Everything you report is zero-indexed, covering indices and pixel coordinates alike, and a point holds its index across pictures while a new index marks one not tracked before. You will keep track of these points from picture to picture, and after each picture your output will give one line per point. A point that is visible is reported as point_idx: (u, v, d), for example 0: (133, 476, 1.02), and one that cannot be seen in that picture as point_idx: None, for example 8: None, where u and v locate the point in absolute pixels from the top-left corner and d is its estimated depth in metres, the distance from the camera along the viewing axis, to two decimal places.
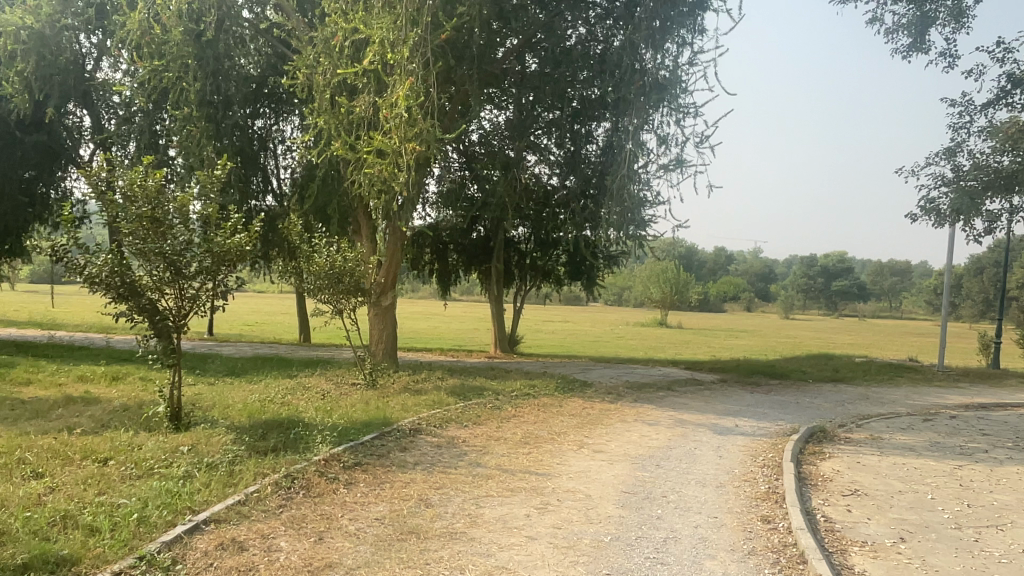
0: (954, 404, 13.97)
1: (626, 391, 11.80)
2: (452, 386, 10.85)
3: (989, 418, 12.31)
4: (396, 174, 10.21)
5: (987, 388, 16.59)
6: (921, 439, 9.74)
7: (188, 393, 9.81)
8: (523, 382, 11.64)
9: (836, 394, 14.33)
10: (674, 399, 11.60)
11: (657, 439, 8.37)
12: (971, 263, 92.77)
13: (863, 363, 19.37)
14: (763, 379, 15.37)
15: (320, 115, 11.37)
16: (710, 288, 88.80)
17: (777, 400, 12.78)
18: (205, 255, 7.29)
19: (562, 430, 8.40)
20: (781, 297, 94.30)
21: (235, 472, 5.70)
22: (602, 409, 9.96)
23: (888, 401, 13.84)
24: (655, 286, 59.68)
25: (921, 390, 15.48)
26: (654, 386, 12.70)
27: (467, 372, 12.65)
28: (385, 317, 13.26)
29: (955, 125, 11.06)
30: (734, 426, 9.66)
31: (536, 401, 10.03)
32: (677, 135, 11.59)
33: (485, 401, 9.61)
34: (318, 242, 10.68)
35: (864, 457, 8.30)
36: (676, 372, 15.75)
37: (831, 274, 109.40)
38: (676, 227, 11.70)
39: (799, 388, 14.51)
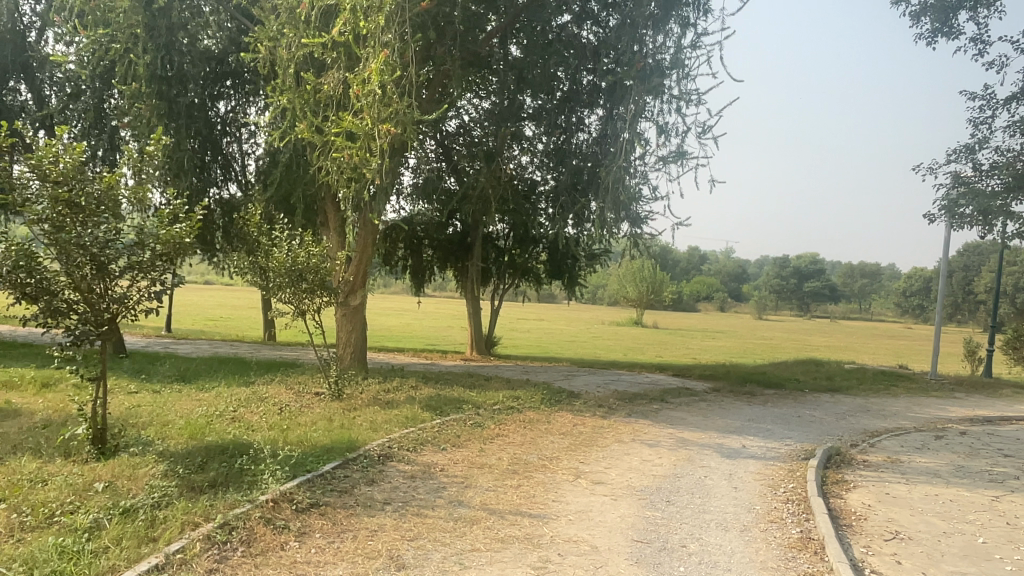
0: (958, 417, 13.20)
1: (617, 404, 10.82)
2: (427, 397, 9.77)
3: (1001, 434, 11.53)
4: (368, 160, 9.11)
5: (984, 398, 15.90)
6: (943, 462, 8.86)
7: (126, 406, 8.62)
8: (505, 393, 10.60)
9: (835, 405, 13.49)
10: (670, 413, 10.63)
11: (662, 466, 7.38)
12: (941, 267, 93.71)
13: (854, 371, 18.65)
14: (757, 388, 14.52)
15: (284, 94, 10.22)
16: (684, 288, 88.68)
17: (778, 413, 11.89)
18: (139, 247, 6.22)
19: (554, 455, 7.38)
20: (754, 297, 94.60)
21: (157, 521, 4.58)
22: (594, 426, 8.96)
23: (890, 415, 13.02)
24: (631, 285, 59.10)
25: (920, 402, 14.73)
26: (646, 398, 11.74)
27: (443, 380, 11.57)
28: (353, 318, 12.13)
29: (976, 120, 10.19)
30: (741, 447, 8.71)
31: (521, 417, 9.00)
32: (678, 125, 10.62)
33: (463, 417, 8.56)
34: (279, 234, 9.51)
35: (892, 486, 7.38)
36: (666, 380, 14.82)
37: (804, 275, 109.95)
38: (675, 225, 10.72)
39: (796, 399, 13.66)
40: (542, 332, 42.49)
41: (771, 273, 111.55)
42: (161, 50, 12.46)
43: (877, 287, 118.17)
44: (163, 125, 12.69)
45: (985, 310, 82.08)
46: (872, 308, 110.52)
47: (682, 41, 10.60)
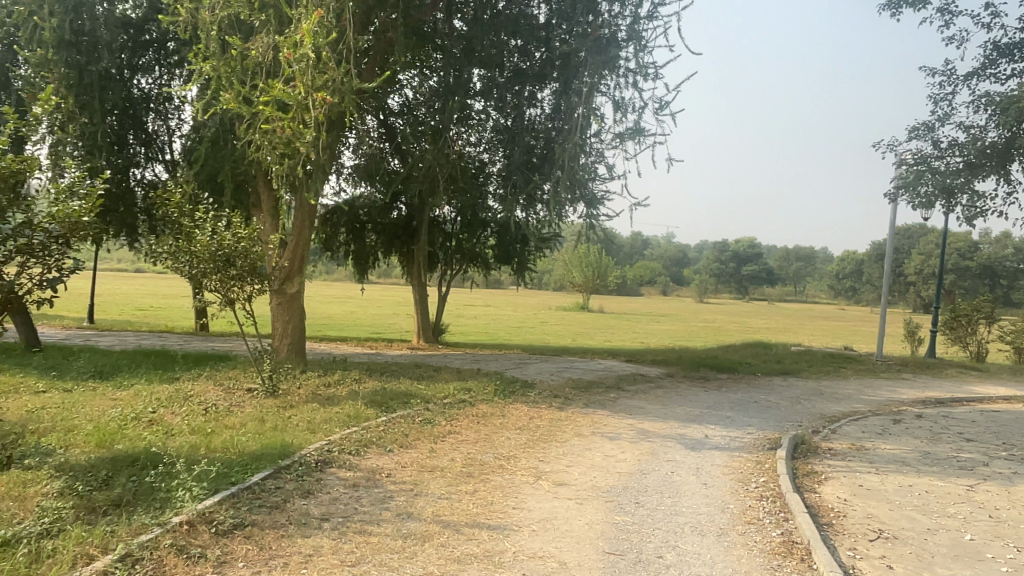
0: (909, 399, 13.15)
1: (573, 394, 10.28)
2: (370, 392, 9.03)
3: (955, 416, 11.45)
4: (301, 133, 8.29)
5: (930, 379, 15.99)
6: (908, 448, 8.60)
7: (28, 409, 7.66)
8: (455, 384, 9.94)
9: (790, 389, 13.29)
10: (628, 402, 10.15)
11: (626, 461, 6.86)
12: (873, 250, 96.80)
13: (803, 353, 18.62)
14: (711, 372, 14.22)
15: (208, 61, 9.28)
16: (629, 272, 89.37)
17: (735, 399, 11.56)
18: (28, 228, 5.38)
19: (510, 453, 6.77)
20: (696, 281, 96.09)
21: (43, 554, 3.82)
22: (551, 419, 8.39)
23: (844, 398, 12.86)
24: (577, 270, 59.05)
25: (870, 384, 14.68)
26: (602, 386, 11.24)
27: (388, 372, 10.83)
28: (290, 307, 11.26)
29: (937, 97, 10.00)
30: (705, 437, 8.27)
31: (474, 411, 8.37)
32: (635, 100, 10.09)
33: (411, 412, 7.87)
34: (203, 216, 8.60)
35: (865, 477, 7.02)
36: (619, 366, 14.39)
37: (743, 259, 112.16)
38: (634, 205, 10.21)
39: (750, 383, 13.41)
40: (489, 317, 41.90)
41: (712, 257, 113.48)
42: (70, 12, 11.37)
43: (813, 270, 121.61)
44: (70, 96, 11.65)
45: (914, 291, 85.29)
46: (808, 290, 113.67)
47: (639, 11, 10.05)
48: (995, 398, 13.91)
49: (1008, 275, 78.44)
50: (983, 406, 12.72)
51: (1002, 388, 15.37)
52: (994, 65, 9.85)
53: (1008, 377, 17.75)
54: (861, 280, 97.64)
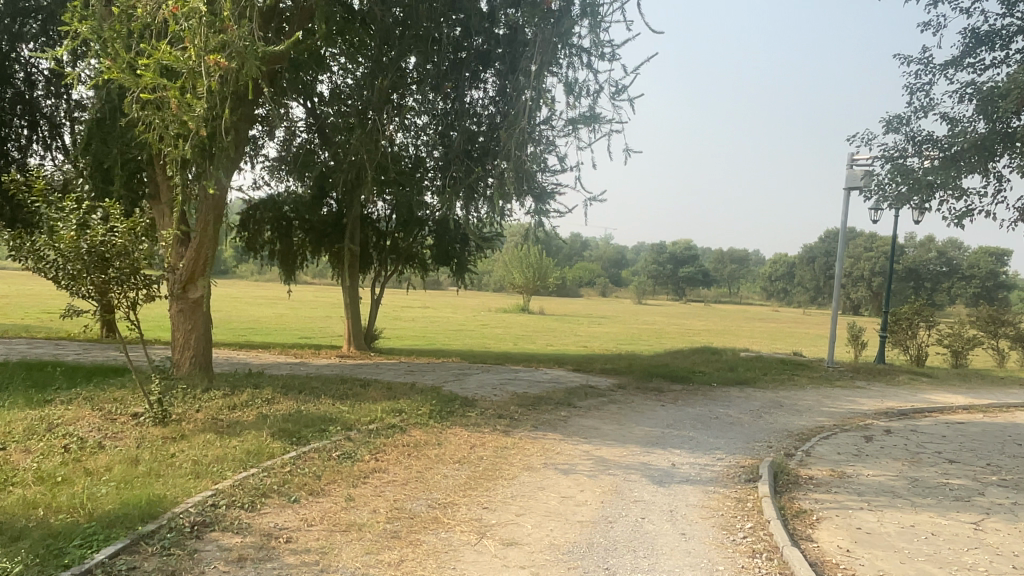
0: (871, 411, 12.46)
1: (520, 413, 9.09)
2: (282, 417, 7.63)
3: (923, 430, 10.77)
4: (192, 106, 6.92)
5: (884, 388, 15.48)
6: (892, 474, 7.73)
7: None
8: (384, 403, 8.63)
9: (748, 401, 12.45)
10: (581, 422, 9.02)
11: (587, 506, 5.70)
12: (805, 253, 99.22)
13: (753, 359, 17.96)
14: (664, 382, 13.27)
15: (87, 22, 7.83)
16: (569, 273, 89.13)
17: (695, 415, 10.60)
18: None
19: (447, 498, 5.52)
20: (635, 283, 96.36)
21: None
22: (496, 448, 7.17)
23: (805, 412, 12.07)
24: (517, 271, 58.12)
25: (828, 394, 13.99)
26: (552, 402, 10.09)
27: (308, 390, 9.42)
28: (192, 314, 9.75)
29: (912, 88, 9.26)
30: (672, 467, 7.19)
31: (403, 440, 7.08)
32: (589, 83, 8.99)
33: (326, 445, 6.54)
34: (74, 205, 7.13)
35: (860, 517, 6.05)
36: (567, 377, 13.29)
37: (681, 260, 113.31)
38: (588, 200, 9.09)
39: (707, 395, 12.51)
40: (425, 320, 40.56)
41: (650, 257, 114.43)
42: None
43: (746, 273, 124.18)
44: None
45: (844, 292, 87.68)
46: (742, 292, 115.80)
47: None
48: (953, 407, 13.41)
49: (932, 277, 81.34)
50: (946, 418, 12.13)
51: (956, 396, 14.92)
52: (972, 56, 9.12)
53: (957, 383, 17.45)
54: (793, 282, 99.93)
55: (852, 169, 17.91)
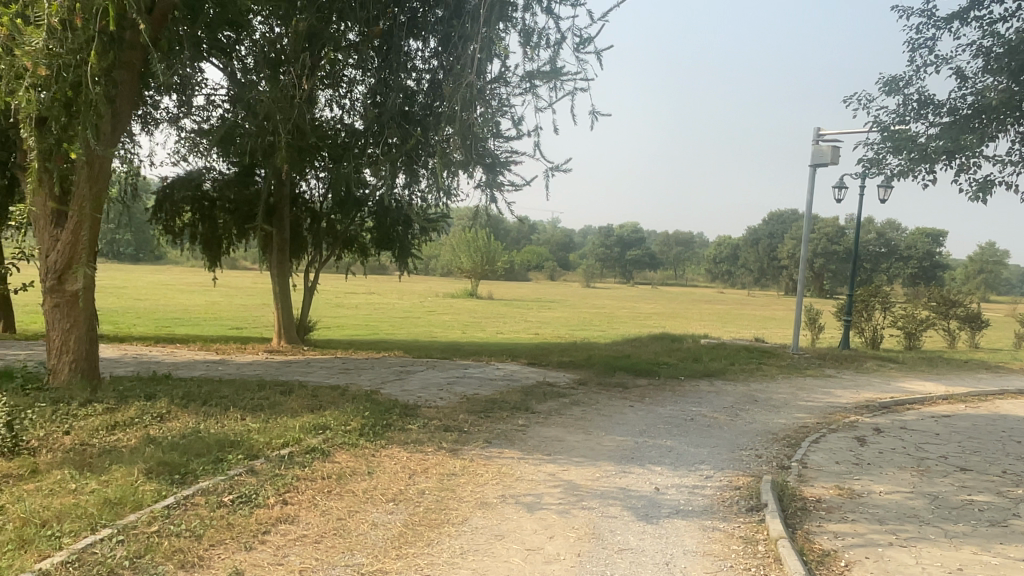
0: (850, 405, 11.48)
1: (470, 424, 7.69)
2: (170, 443, 6.09)
3: (914, 427, 9.79)
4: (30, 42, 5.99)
5: (855, 376, 14.62)
6: (906, 490, 6.60)
7: None
8: (306, 416, 7.13)
9: (720, 397, 11.32)
10: (542, 433, 7.66)
11: (560, 564, 4.32)
12: (750, 236, 100.29)
13: (716, 347, 16.95)
14: (629, 377, 12.04)
15: None
16: (517, 257, 87.88)
17: (667, 417, 9.36)
18: None
19: (375, 564, 4.09)
20: (583, 268, 95.77)
21: None
22: (441, 476, 5.76)
23: (783, 408, 11.00)
24: (466, 255, 56.64)
25: (801, 385, 12.98)
26: (507, 406, 8.70)
27: (215, 401, 7.85)
28: (72, 309, 8.04)
29: (914, 43, 8.08)
30: (656, 493, 5.90)
31: (323, 470, 5.61)
32: (549, 31, 7.64)
33: (219, 484, 5.05)
34: None
35: (896, 558, 4.85)
36: (522, 373, 11.94)
37: (628, 243, 113.12)
38: (549, 170, 7.72)
39: (675, 391, 11.33)
40: (369, 307, 38.86)
41: (598, 241, 113.97)
42: None
43: (692, 255, 125.18)
44: None
45: (787, 274, 89.04)
46: (688, 274, 116.70)
47: None
48: (933, 397, 12.56)
49: (871, 259, 83.07)
50: (931, 411, 11.23)
51: (930, 384, 14.10)
52: (977, 8, 8.05)
53: (924, 369, 16.74)
54: (738, 264, 101.06)
55: (818, 144, 16.98)
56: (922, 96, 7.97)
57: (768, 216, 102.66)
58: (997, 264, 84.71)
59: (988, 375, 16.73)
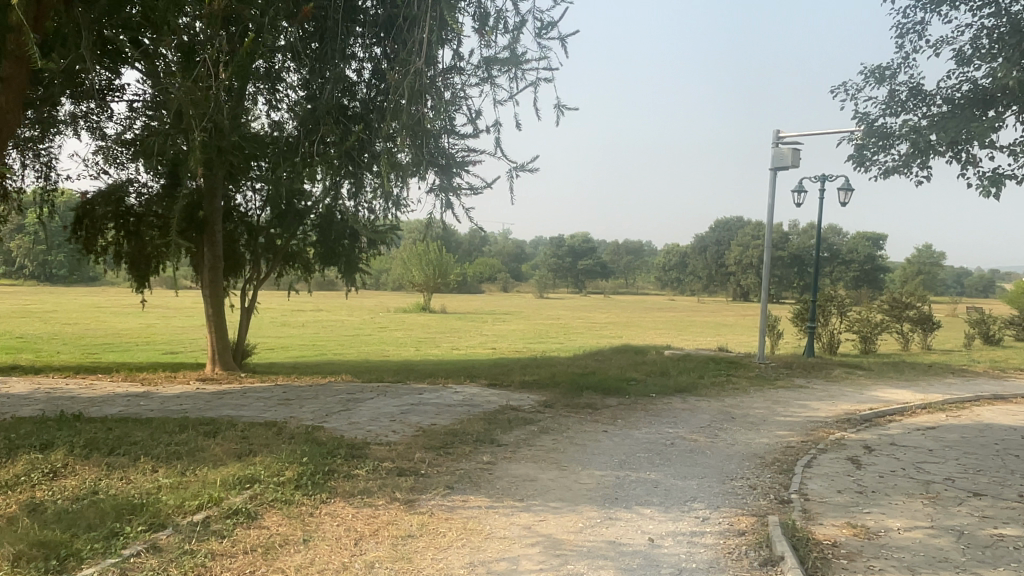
0: (831, 419, 10.82)
1: (427, 464, 6.69)
2: (55, 511, 4.95)
3: (905, 444, 9.14)
4: None
5: (828, 386, 14.06)
6: (925, 525, 5.84)
7: None
8: (233, 466, 6.03)
9: (697, 415, 10.54)
10: (510, 471, 6.70)
11: None
12: (698, 243, 101.34)
13: (682, 358, 16.25)
14: (597, 397, 11.17)
15: None
16: (468, 269, 86.80)
17: (645, 442, 8.50)
18: None
19: None
20: (535, 278, 95.22)
21: None
22: (395, 540, 4.75)
23: (763, 425, 10.26)
24: (416, 269, 55.38)
25: (776, 398, 12.30)
26: (468, 440, 7.72)
27: (123, 451, 6.68)
28: None
29: (902, 27, 7.45)
30: (650, 546, 4.99)
31: (248, 542, 4.56)
32: (507, 12, 6.82)
33: (107, 571, 3.96)
34: None
35: None
36: (482, 396, 10.96)
37: (579, 252, 112.83)
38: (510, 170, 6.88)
39: (648, 411, 10.49)
40: (316, 325, 37.34)
41: (549, 251, 113.61)
42: None
43: (642, 264, 126.02)
44: None
45: (736, 280, 90.11)
46: (639, 282, 117.35)
47: None
48: (912, 407, 12.01)
49: (816, 263, 84.65)
50: (915, 424, 10.64)
51: (904, 392, 13.61)
52: None
53: (892, 375, 16.33)
54: (688, 270, 102.00)
55: (778, 147, 16.50)
56: (912, 84, 7.38)
57: (716, 223, 104.07)
58: (935, 266, 87.33)
59: (955, 379, 16.42)
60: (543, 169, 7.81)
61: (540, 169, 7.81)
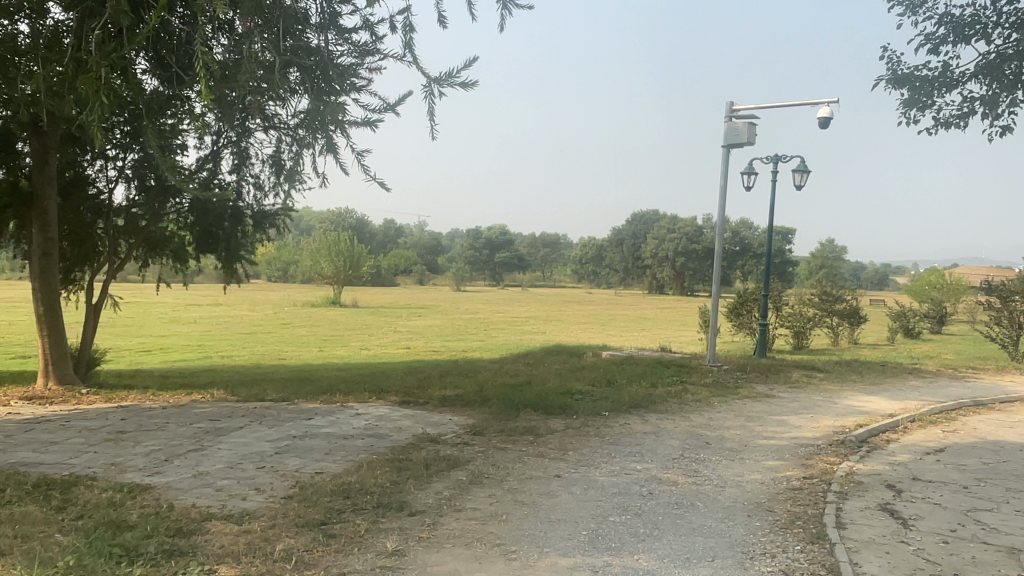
0: (822, 441, 8.86)
1: (296, 565, 4.16)
2: None
3: (932, 479, 7.21)
4: None
5: (796, 394, 12.22)
6: None
7: None
8: None
9: (666, 442, 8.35)
10: (431, 567, 4.26)
11: None
12: (616, 236, 100.96)
13: (626, 363, 14.12)
14: (538, 420, 8.82)
15: None
16: (382, 262, 83.06)
17: (614, 491, 6.18)
18: None
19: None
20: (452, 271, 92.14)
21: None
22: None
23: (748, 454, 8.17)
24: (326, 260, 51.69)
25: (747, 412, 10.29)
26: (367, 506, 5.21)
27: None
28: None
29: None
30: None
31: None
32: None
33: None
34: None
35: None
36: (391, 421, 8.43)
37: (497, 245, 110.19)
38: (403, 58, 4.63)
39: (604, 439, 8.21)
40: (208, 322, 33.44)
41: (465, 243, 110.64)
42: None
43: (560, 256, 125.01)
44: None
45: (652, 273, 89.98)
46: (557, 275, 116.35)
47: None
48: (902, 420, 10.23)
49: (730, 256, 85.62)
50: (919, 446, 8.82)
51: (880, 400, 11.88)
52: None
53: (853, 378, 14.71)
54: (605, 263, 101.40)
55: (732, 121, 14.63)
56: (972, 6, 5.65)
57: (633, 216, 104.17)
58: (840, 260, 89.95)
59: (918, 381, 14.93)
60: (479, 84, 5.43)
61: (476, 84, 5.45)
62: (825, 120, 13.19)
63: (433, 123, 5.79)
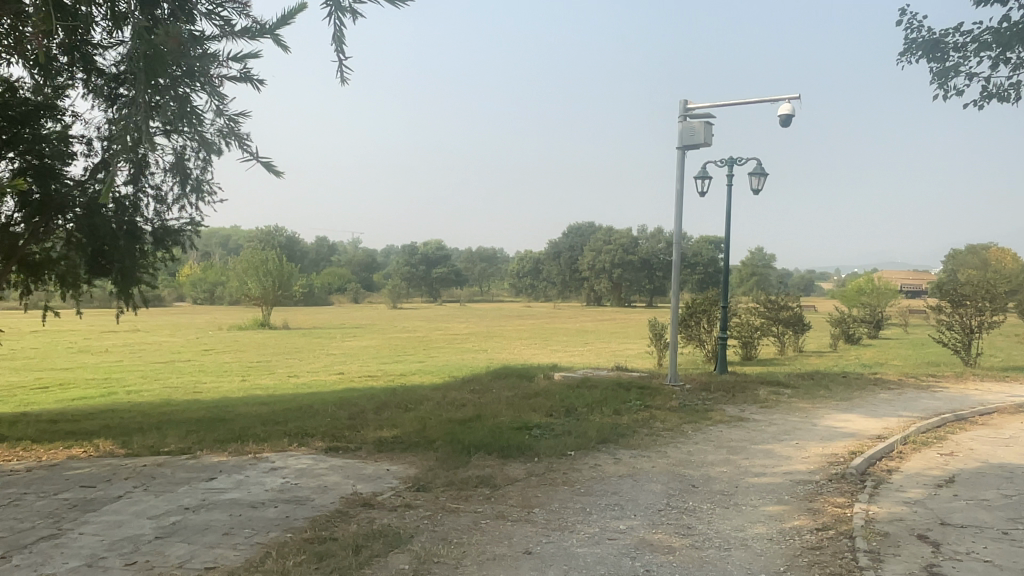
0: (821, 476, 7.69)
1: None
2: None
3: (966, 524, 6.10)
4: None
5: (770, 416, 11.11)
6: None
7: None
8: None
9: (646, 488, 7.03)
10: None
11: None
12: (552, 249, 100.42)
13: (582, 386, 12.80)
14: (493, 466, 7.37)
15: None
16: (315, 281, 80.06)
17: (602, 572, 4.79)
18: None
19: None
20: (387, 288, 89.66)
21: None
22: None
23: (744, 498, 6.92)
24: (252, 280, 48.91)
25: (727, 442, 9.09)
26: None
27: None
28: None
29: None
30: None
31: None
32: None
33: None
34: None
35: None
36: (315, 479, 6.85)
37: (434, 260, 108.11)
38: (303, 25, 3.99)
39: (575, 489, 6.82)
40: (120, 351, 30.69)
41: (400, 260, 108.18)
42: None
43: (497, 270, 123.81)
44: None
45: (590, 285, 89.60)
46: (495, 289, 115.09)
47: None
48: (895, 444, 9.19)
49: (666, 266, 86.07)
50: (927, 477, 7.74)
51: (861, 419, 10.87)
52: None
53: (822, 393, 13.76)
54: (542, 276, 100.65)
55: (686, 120, 13.62)
56: None
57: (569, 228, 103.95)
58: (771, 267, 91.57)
59: (888, 394, 14.07)
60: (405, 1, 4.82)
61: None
62: (786, 117, 12.29)
63: (341, 49, 5.14)
